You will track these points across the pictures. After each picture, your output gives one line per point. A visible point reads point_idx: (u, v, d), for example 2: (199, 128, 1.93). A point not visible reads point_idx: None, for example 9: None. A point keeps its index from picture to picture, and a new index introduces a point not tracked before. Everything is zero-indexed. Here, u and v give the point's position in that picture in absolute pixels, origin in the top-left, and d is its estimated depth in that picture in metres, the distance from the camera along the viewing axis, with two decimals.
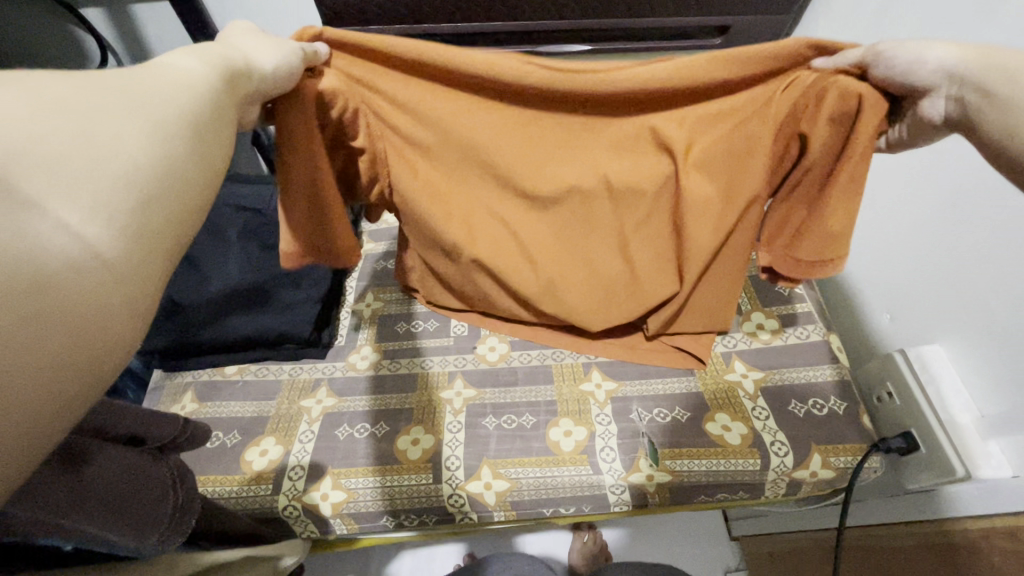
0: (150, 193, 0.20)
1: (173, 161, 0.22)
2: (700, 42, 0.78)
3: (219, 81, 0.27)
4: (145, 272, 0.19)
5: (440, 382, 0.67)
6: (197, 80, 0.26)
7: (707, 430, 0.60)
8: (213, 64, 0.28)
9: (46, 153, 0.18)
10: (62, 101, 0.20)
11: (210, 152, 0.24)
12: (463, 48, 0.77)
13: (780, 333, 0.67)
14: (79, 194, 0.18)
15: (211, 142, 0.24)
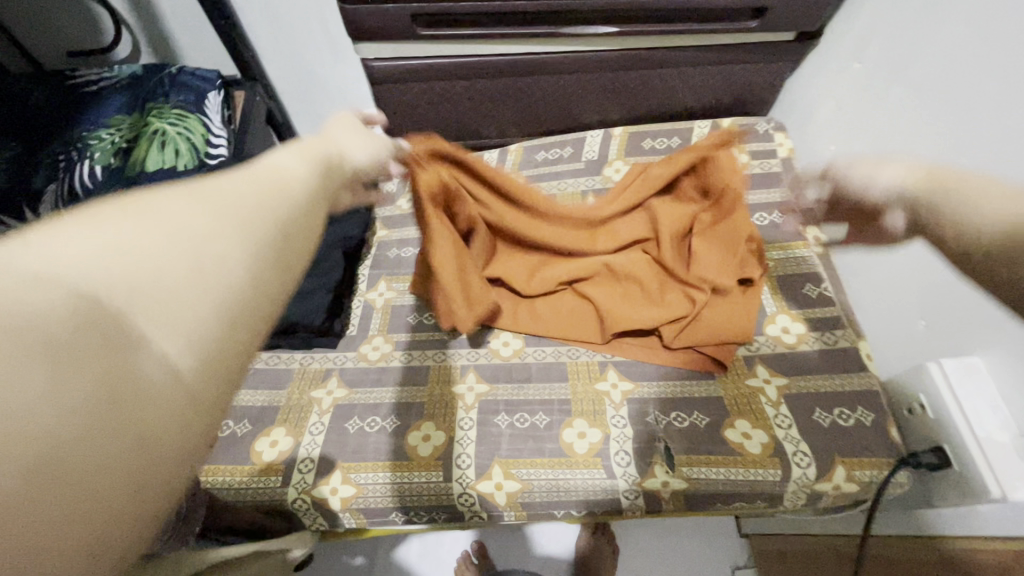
0: (233, 304, 0.22)
1: (260, 267, 0.23)
2: (735, 25, 0.73)
3: (307, 177, 0.29)
4: (220, 381, 0.21)
5: (453, 376, 0.65)
6: (292, 181, 0.28)
7: (726, 437, 0.58)
8: (305, 163, 0.31)
9: (153, 275, 0.20)
10: (171, 224, 0.22)
11: (294, 249, 0.25)
12: (482, 29, 0.72)
13: (806, 337, 0.64)
14: (173, 314, 0.20)
15: (295, 240, 0.25)
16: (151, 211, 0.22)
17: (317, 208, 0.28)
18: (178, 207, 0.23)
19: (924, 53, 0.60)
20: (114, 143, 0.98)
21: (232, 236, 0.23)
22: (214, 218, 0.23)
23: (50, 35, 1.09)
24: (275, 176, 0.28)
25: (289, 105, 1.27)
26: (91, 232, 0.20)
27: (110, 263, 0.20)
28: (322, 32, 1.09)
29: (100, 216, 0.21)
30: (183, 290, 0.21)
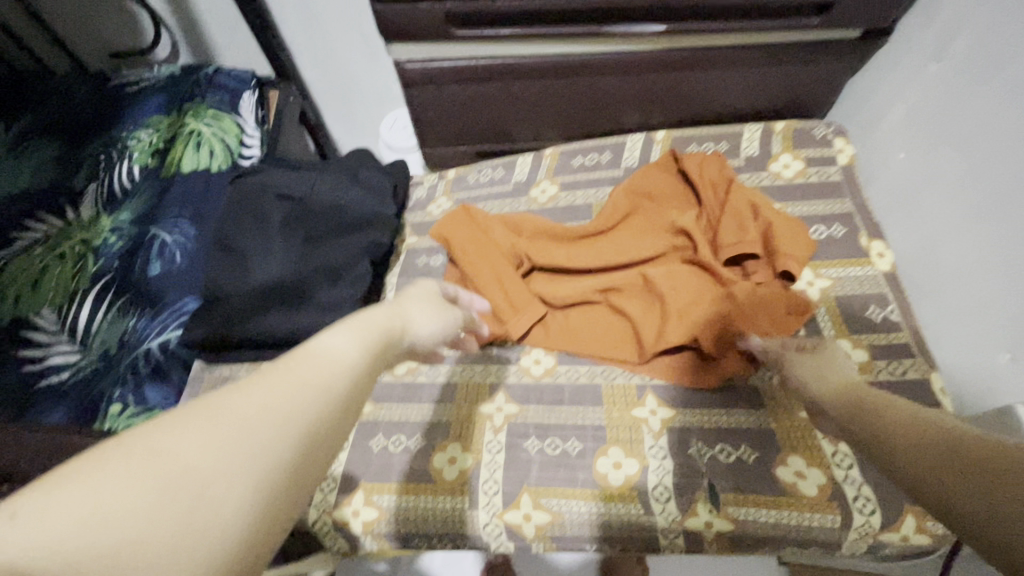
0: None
1: (245, 543, 0.21)
2: (793, 21, 0.68)
3: (345, 388, 0.28)
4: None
5: (480, 394, 0.62)
6: (328, 377, 0.27)
7: (778, 476, 0.53)
8: (361, 348, 0.31)
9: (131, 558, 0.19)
10: (181, 486, 0.21)
11: (298, 498, 0.24)
12: (521, 28, 0.69)
13: (869, 367, 0.58)
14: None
15: (298, 487, 0.24)
16: (158, 461, 0.21)
17: (343, 424, 0.27)
18: (194, 456, 0.22)
19: (1019, 48, 0.53)
20: (152, 144, 0.99)
21: (232, 504, 0.21)
22: (219, 476, 0.22)
23: (94, 37, 1.11)
24: (318, 393, 0.26)
25: (323, 106, 1.27)
26: (96, 482, 0.20)
27: (85, 548, 0.19)
28: (357, 32, 1.07)
29: (117, 454, 0.21)
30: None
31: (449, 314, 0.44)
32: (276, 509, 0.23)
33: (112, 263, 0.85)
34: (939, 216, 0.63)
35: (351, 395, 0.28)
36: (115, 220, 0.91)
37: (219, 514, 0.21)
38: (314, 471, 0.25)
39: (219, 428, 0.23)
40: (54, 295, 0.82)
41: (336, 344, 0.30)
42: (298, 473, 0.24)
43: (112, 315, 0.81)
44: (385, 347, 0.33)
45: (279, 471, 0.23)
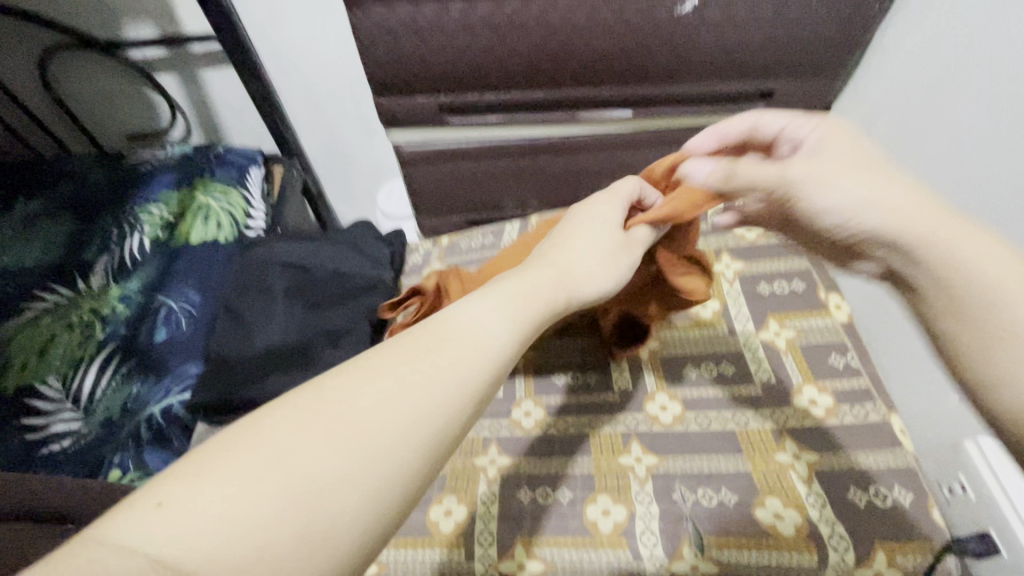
0: (386, 502, 0.29)
1: (411, 472, 0.30)
2: (744, 105, 0.78)
3: (482, 368, 0.36)
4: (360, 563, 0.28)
5: (474, 448, 0.66)
6: (448, 371, 0.35)
7: (757, 517, 0.56)
8: (507, 330, 0.40)
9: (342, 473, 0.28)
10: (368, 428, 0.30)
11: (447, 445, 0.33)
12: (507, 115, 0.78)
13: (835, 411, 0.63)
14: (338, 518, 0.27)
15: (445, 437, 0.33)
16: (352, 409, 0.30)
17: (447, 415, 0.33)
18: (374, 410, 0.31)
19: (927, 132, 0.63)
20: (162, 217, 1.05)
21: (397, 446, 0.30)
22: (392, 425, 0.31)
23: (114, 121, 1.21)
24: (458, 370, 0.35)
25: (324, 178, 1.36)
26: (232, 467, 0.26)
27: (311, 466, 0.28)
28: (358, 115, 1.18)
29: (316, 402, 0.31)
30: (352, 496, 0.28)
31: (619, 266, 0.54)
32: (432, 450, 0.32)
33: (119, 331, 0.89)
34: (886, 272, 0.71)
35: (486, 375, 0.36)
36: (123, 289, 0.95)
37: (392, 449, 0.30)
38: (457, 426, 0.34)
39: (388, 390, 0.32)
40: (61, 363, 0.85)
41: (480, 329, 0.39)
42: (444, 430, 0.33)
43: (116, 382, 0.84)
44: (528, 321, 0.42)
45: (431, 428, 0.32)
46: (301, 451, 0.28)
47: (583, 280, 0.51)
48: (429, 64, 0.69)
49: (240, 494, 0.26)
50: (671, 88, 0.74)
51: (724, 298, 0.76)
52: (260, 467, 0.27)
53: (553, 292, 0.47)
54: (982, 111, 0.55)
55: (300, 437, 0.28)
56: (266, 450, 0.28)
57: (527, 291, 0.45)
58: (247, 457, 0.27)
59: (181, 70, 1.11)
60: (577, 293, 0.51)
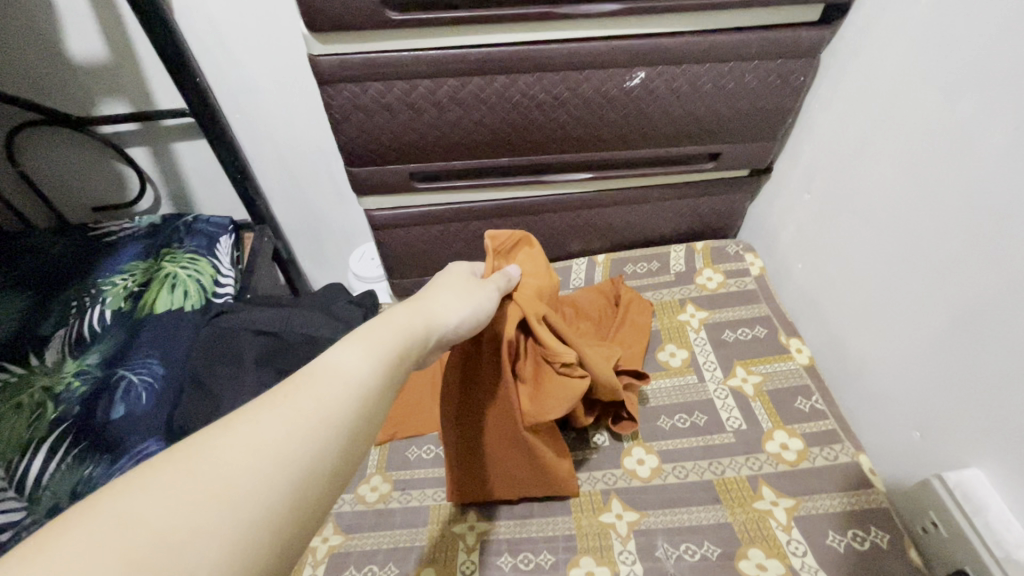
0: (256, 555, 0.28)
1: (283, 516, 0.29)
2: (694, 166, 0.84)
3: (354, 405, 0.36)
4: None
5: (452, 514, 0.64)
6: (305, 405, 0.34)
7: (742, 570, 0.55)
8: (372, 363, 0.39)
9: (199, 528, 0.26)
10: (224, 481, 0.28)
11: (322, 480, 0.32)
12: (474, 180, 0.82)
13: (806, 454, 0.64)
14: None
15: (321, 474, 0.32)
16: (205, 463, 0.29)
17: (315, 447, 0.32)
18: (234, 459, 0.29)
19: (859, 188, 0.69)
20: (126, 288, 1.03)
21: (261, 492, 0.29)
22: (253, 472, 0.29)
23: (82, 194, 1.20)
24: (326, 407, 0.34)
25: (295, 244, 1.37)
26: (63, 548, 0.24)
27: (163, 524, 0.26)
28: (329, 183, 1.22)
29: (166, 464, 0.29)
30: (216, 552, 0.26)
31: (476, 300, 0.55)
32: (305, 494, 0.31)
33: (72, 409, 0.84)
34: (838, 316, 0.75)
35: (360, 410, 0.36)
36: (81, 363, 0.91)
37: (257, 497, 0.29)
38: (334, 463, 0.33)
39: (247, 436, 0.31)
40: (6, 448, 0.79)
41: (345, 365, 0.38)
42: (320, 465, 0.32)
43: (66, 465, 0.78)
44: (394, 352, 0.41)
45: (302, 467, 0.31)
46: (149, 515, 0.26)
47: (442, 313, 0.50)
48: (399, 135, 0.73)
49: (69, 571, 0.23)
50: (628, 153, 0.79)
51: (691, 347, 0.78)
52: (97, 540, 0.25)
53: (409, 324, 0.46)
54: (904, 164, 0.62)
55: (146, 502, 0.27)
56: (103, 522, 0.25)
57: (383, 327, 0.43)
58: (83, 533, 0.25)
59: (153, 144, 1.13)
60: (440, 327, 0.49)
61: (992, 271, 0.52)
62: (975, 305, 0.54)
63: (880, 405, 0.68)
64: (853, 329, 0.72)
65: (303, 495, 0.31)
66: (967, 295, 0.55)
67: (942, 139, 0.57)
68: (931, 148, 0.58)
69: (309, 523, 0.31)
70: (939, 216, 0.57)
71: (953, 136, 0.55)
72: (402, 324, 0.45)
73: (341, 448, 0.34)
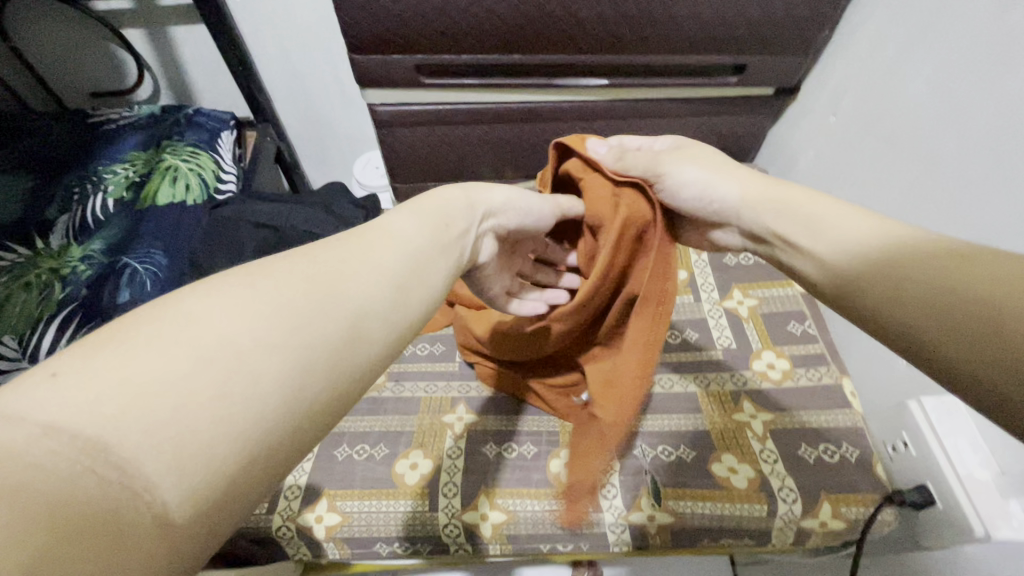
0: (272, 416, 0.24)
1: (339, 352, 0.28)
2: (717, 79, 0.79)
3: (408, 257, 0.35)
4: (286, 447, 0.25)
5: (443, 406, 0.66)
6: (373, 252, 0.33)
7: (713, 472, 0.58)
8: (422, 229, 0.38)
9: (183, 396, 0.22)
10: (280, 304, 0.27)
11: (379, 325, 0.30)
12: (485, 79, 0.78)
13: (791, 374, 0.65)
14: (182, 453, 0.21)
15: (375, 318, 0.30)
16: (264, 284, 0.28)
17: (375, 293, 0.31)
18: (290, 289, 0.28)
19: (886, 111, 0.65)
20: (128, 177, 1.01)
21: (313, 322, 0.27)
22: (309, 297, 0.28)
23: (79, 77, 1.16)
24: (379, 256, 0.33)
25: (298, 147, 1.33)
26: (134, 339, 0.23)
27: (221, 330, 0.25)
28: (333, 80, 1.16)
29: (231, 282, 0.27)
30: (207, 427, 0.22)
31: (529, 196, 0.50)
32: (358, 330, 0.29)
33: (79, 290, 0.86)
34: None
35: (413, 266, 0.35)
36: (86, 248, 0.92)
37: (262, 366, 0.24)
38: (362, 341, 0.29)
39: (264, 292, 0.27)
40: (16, 322, 0.81)
41: (400, 228, 0.37)
42: (374, 310, 0.30)
43: (76, 341, 0.80)
44: (448, 234, 0.40)
45: (354, 306, 0.29)
46: (209, 319, 0.25)
47: (487, 199, 0.47)
48: (405, 21, 0.68)
49: (139, 359, 0.22)
50: (648, 58, 0.74)
51: (691, 268, 0.77)
52: (162, 334, 0.24)
53: (450, 200, 0.43)
54: (940, 85, 0.57)
55: (128, 358, 0.22)
56: (165, 322, 0.24)
57: (425, 202, 0.42)
58: (129, 337, 0.23)
59: (149, 26, 1.06)
60: (489, 206, 0.47)
61: (1007, 200, 0.50)
62: (990, 233, 0.52)
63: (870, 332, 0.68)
64: None
65: (356, 333, 0.29)
66: (987, 221, 0.52)
67: (977, 62, 0.54)
68: (970, 68, 0.54)
69: (324, 407, 0.26)
70: (966, 142, 0.54)
71: (988, 57, 0.52)
72: (442, 207, 0.42)
73: (367, 326, 0.30)
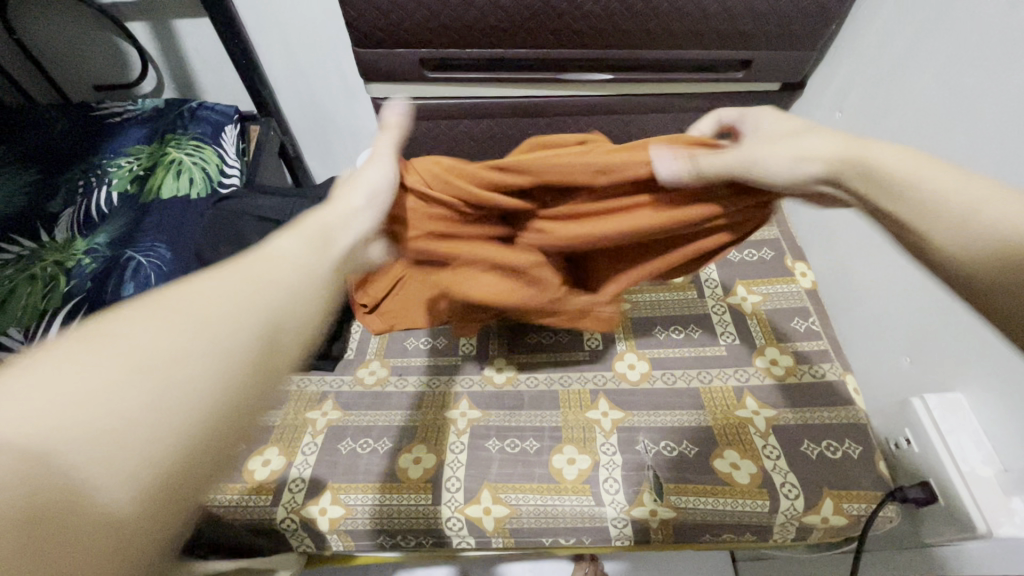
0: (192, 435, 0.24)
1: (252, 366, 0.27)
2: (723, 74, 0.79)
3: (309, 266, 0.33)
4: (204, 467, 0.24)
5: (445, 401, 0.66)
6: (285, 266, 0.32)
7: (715, 468, 0.58)
8: (305, 244, 0.35)
9: (67, 421, 0.21)
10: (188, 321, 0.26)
11: (292, 332, 0.30)
12: (489, 73, 0.78)
13: (794, 370, 0.65)
14: (115, 460, 0.22)
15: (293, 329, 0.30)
16: (176, 301, 0.27)
17: (288, 307, 0.30)
18: (196, 305, 0.27)
19: (896, 105, 0.64)
20: (132, 171, 1.01)
21: (220, 337, 0.26)
22: (218, 311, 0.27)
23: (83, 70, 1.16)
24: (277, 268, 0.32)
25: (302, 141, 1.33)
26: (55, 364, 0.23)
27: (131, 342, 0.24)
28: (336, 74, 1.16)
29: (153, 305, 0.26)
30: (115, 443, 0.22)
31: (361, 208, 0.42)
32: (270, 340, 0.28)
33: (84, 283, 0.86)
34: (846, 245, 0.73)
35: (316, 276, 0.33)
36: (90, 242, 0.92)
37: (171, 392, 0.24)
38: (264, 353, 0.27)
39: (173, 315, 0.26)
40: (22, 314, 0.82)
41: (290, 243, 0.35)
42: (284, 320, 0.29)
43: None
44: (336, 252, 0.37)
45: (269, 317, 0.29)
46: (126, 339, 0.24)
47: (354, 210, 0.41)
48: (409, 13, 0.68)
49: (48, 384, 0.22)
50: (653, 53, 0.74)
51: None
52: (82, 352, 0.23)
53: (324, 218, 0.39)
54: (948, 83, 0.56)
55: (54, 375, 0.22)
56: (84, 342, 0.24)
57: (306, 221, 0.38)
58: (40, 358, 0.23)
59: (153, 19, 1.06)
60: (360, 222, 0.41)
61: None
62: None
63: (873, 329, 0.68)
64: (860, 254, 0.70)
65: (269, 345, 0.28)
66: None
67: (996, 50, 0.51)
68: (979, 65, 0.53)
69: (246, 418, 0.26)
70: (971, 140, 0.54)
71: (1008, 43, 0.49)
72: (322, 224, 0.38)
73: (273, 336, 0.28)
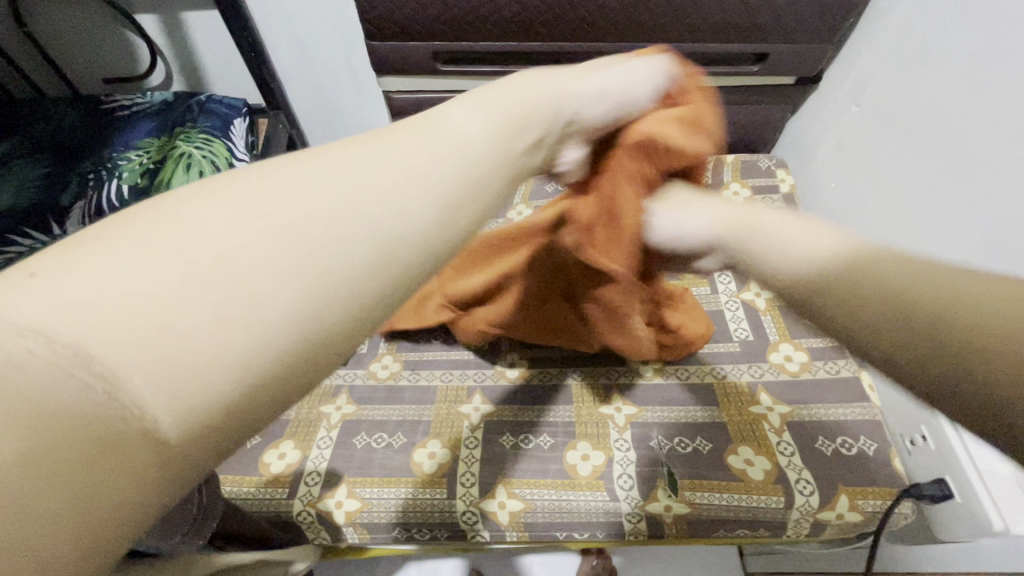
0: (244, 378, 0.20)
1: (350, 293, 0.23)
2: (738, 68, 0.78)
3: (455, 169, 0.28)
4: (266, 405, 0.21)
5: (459, 396, 0.66)
6: (460, 145, 0.29)
7: (730, 463, 0.58)
8: (487, 132, 0.31)
9: (132, 362, 0.18)
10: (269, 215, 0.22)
11: (399, 255, 0.24)
12: (502, 66, 0.77)
13: (808, 367, 0.65)
14: (177, 392, 0.19)
15: (405, 246, 0.25)
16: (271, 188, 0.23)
17: (442, 221, 0.26)
18: (311, 194, 0.23)
19: (917, 98, 0.63)
20: (142, 164, 1.01)
21: (300, 252, 0.22)
22: (321, 218, 0.23)
23: (92, 63, 1.16)
24: (420, 164, 0.27)
25: (310, 134, 1.33)
26: (96, 268, 0.19)
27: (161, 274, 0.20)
28: (345, 68, 1.16)
29: (207, 197, 0.22)
30: (193, 358, 0.19)
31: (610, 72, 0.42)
32: (371, 272, 0.23)
33: None
34: (862, 241, 0.73)
35: (463, 182, 0.28)
36: None
37: (240, 313, 0.20)
38: (357, 265, 0.23)
39: (251, 216, 0.22)
40: None
41: (463, 127, 0.31)
42: (406, 228, 0.25)
43: None
44: (513, 146, 0.33)
45: (384, 227, 0.24)
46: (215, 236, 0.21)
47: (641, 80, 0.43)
48: (423, 6, 0.68)
49: (127, 281, 0.19)
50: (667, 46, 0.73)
51: None
52: (137, 247, 0.20)
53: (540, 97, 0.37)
54: (972, 81, 0.56)
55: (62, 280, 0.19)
56: (148, 237, 0.20)
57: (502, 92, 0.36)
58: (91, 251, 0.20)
59: (161, 11, 1.06)
60: (577, 104, 0.40)
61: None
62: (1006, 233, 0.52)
63: None
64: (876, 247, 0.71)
65: (376, 247, 0.24)
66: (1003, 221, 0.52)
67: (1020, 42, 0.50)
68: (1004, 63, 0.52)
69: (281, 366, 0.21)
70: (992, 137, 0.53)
71: None
72: (530, 104, 0.36)
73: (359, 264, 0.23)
